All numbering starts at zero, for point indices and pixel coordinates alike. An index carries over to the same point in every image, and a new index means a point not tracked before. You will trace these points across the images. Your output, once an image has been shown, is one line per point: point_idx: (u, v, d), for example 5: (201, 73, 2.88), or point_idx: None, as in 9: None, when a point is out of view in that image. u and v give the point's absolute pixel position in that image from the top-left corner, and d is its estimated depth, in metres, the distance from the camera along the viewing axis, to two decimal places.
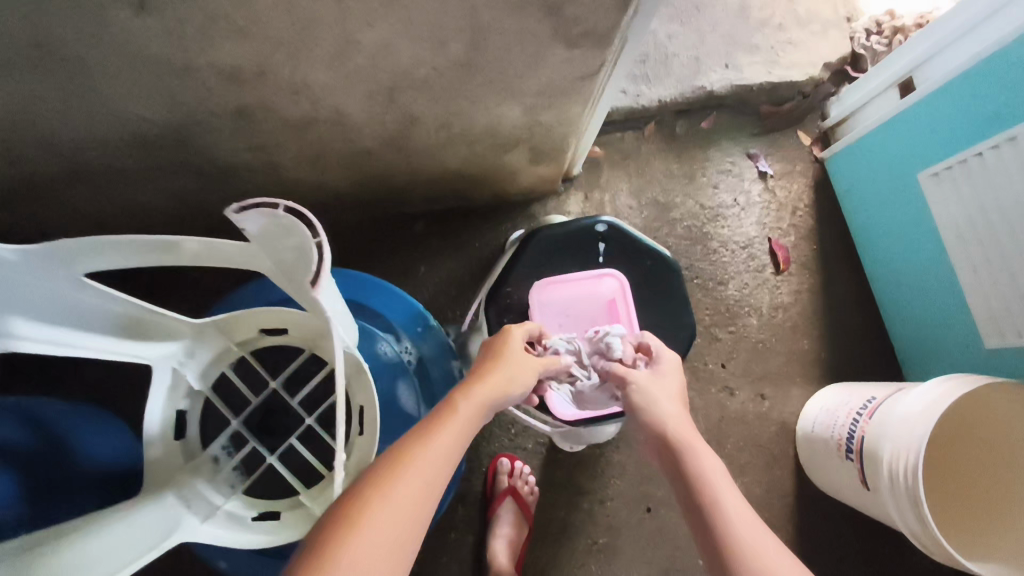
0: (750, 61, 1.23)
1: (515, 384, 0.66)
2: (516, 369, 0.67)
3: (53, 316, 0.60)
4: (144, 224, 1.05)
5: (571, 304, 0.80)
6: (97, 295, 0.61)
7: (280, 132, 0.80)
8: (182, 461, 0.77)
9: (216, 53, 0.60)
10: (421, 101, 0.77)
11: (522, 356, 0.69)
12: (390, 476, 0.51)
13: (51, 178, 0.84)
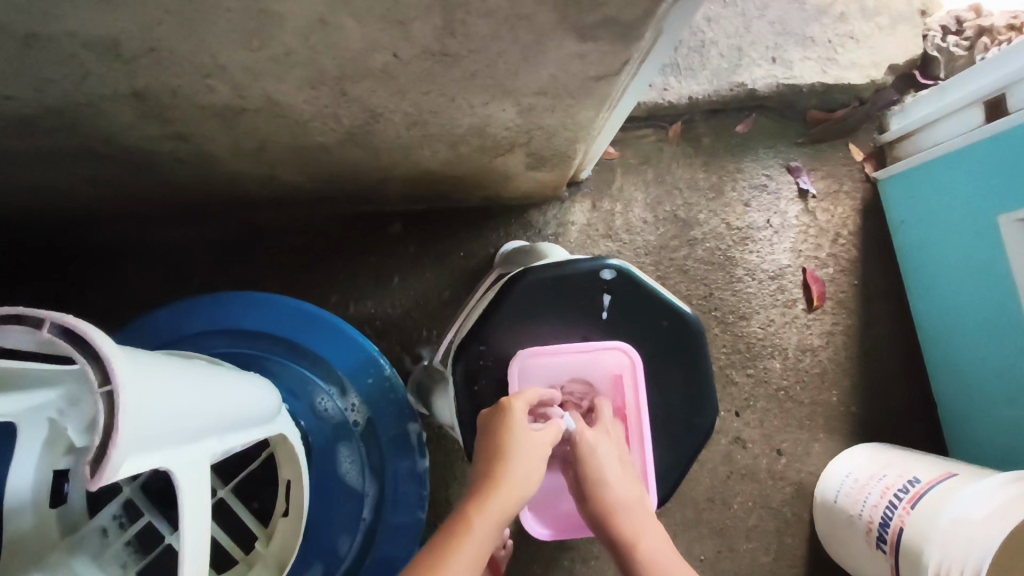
0: (801, 57, 1.03)
1: (528, 481, 0.50)
2: (531, 463, 0.51)
3: None
4: (62, 210, 0.88)
5: (562, 375, 0.62)
6: None
7: (202, 119, 0.63)
8: (58, 537, 0.59)
9: (77, 18, 0.43)
10: (381, 94, 0.59)
11: (535, 438, 0.52)
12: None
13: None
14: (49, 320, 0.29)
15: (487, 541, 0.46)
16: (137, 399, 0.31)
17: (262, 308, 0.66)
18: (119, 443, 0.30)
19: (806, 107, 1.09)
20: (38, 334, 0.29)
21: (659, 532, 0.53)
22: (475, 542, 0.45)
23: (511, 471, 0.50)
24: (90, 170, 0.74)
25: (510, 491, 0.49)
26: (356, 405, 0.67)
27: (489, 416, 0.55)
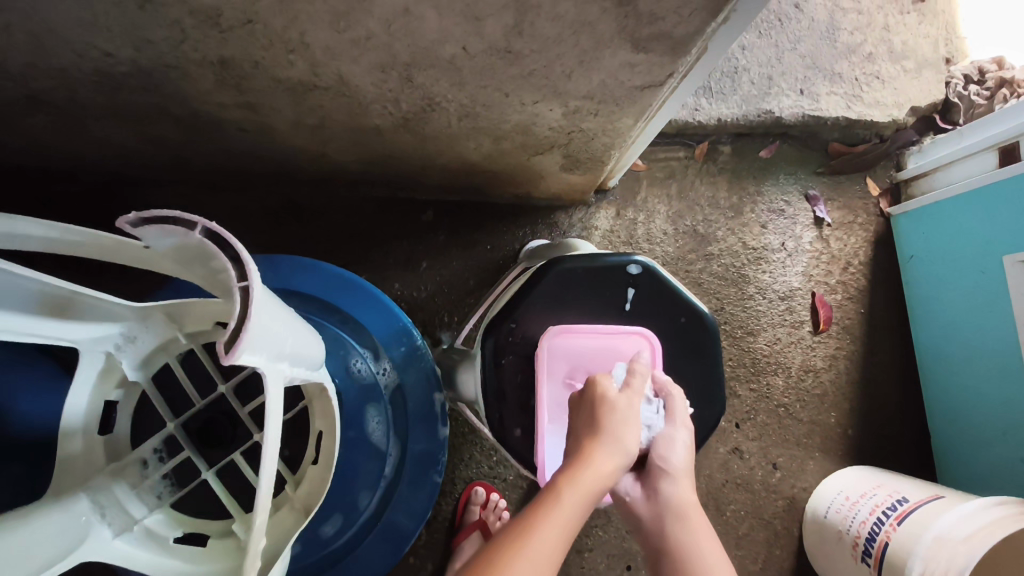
0: (828, 91, 1.09)
1: (620, 448, 0.55)
2: (622, 439, 0.55)
3: None
4: (120, 167, 0.93)
5: (586, 359, 0.67)
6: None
7: (273, 94, 0.68)
8: (104, 462, 0.64)
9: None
10: (442, 84, 0.65)
11: (625, 408, 0.57)
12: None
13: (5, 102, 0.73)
14: (200, 223, 0.36)
15: (581, 507, 0.51)
16: (258, 301, 0.37)
17: (308, 273, 0.70)
18: (249, 329, 0.36)
19: (829, 139, 1.14)
20: (188, 232, 0.36)
21: (717, 542, 0.55)
22: (572, 504, 0.50)
23: (602, 445, 0.54)
24: (157, 129, 0.79)
25: (601, 462, 0.53)
26: (388, 369, 0.71)
27: (581, 396, 0.61)
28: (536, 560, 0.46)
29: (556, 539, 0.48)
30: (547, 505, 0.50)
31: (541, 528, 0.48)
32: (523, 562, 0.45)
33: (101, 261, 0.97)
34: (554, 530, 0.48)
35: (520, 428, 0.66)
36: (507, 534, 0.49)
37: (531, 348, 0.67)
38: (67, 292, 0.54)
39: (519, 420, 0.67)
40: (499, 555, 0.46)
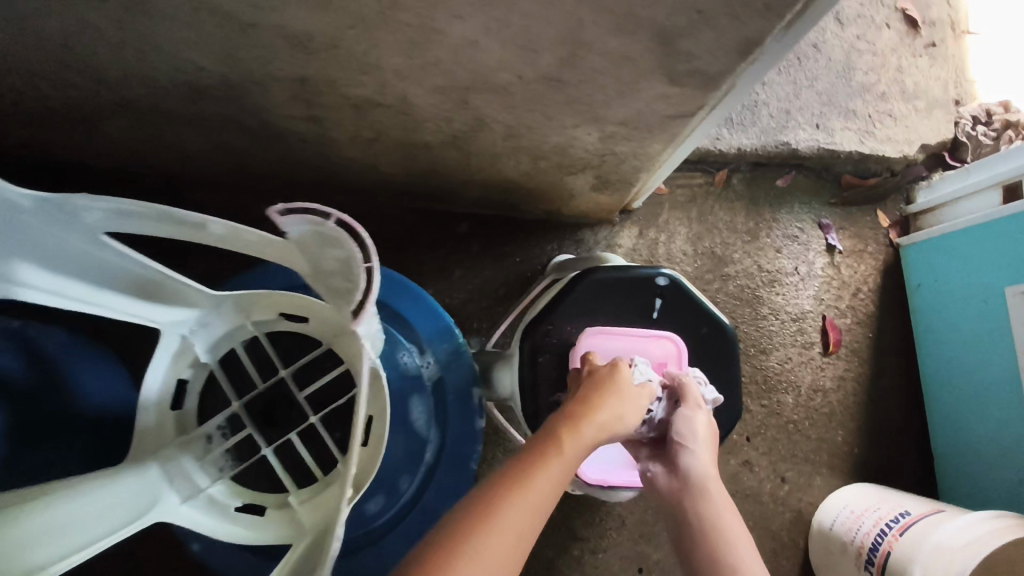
0: (842, 127, 1.16)
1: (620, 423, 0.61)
2: (626, 417, 0.61)
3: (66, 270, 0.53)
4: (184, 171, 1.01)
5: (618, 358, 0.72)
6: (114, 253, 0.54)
7: (339, 110, 0.76)
8: (174, 435, 0.72)
9: (288, 16, 0.55)
10: (494, 106, 0.72)
11: (637, 394, 0.64)
12: (489, 535, 0.44)
13: (95, 107, 0.81)
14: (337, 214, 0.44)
15: (577, 462, 0.55)
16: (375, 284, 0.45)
17: None
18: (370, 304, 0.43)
19: (842, 172, 1.21)
20: (323, 220, 0.46)
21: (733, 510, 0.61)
22: (573, 457, 0.54)
23: (608, 417, 0.59)
24: (225, 136, 0.87)
25: (602, 425, 0.59)
26: (431, 362, 0.78)
27: (599, 370, 0.66)
28: (541, 502, 0.49)
29: (557, 485, 0.51)
30: (549, 452, 0.54)
31: (544, 472, 0.51)
32: (531, 502, 0.48)
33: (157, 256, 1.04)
34: (557, 477, 0.52)
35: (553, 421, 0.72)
36: (509, 469, 0.52)
37: (565, 349, 0.73)
38: (162, 281, 0.61)
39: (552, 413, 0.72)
40: (510, 490, 0.49)
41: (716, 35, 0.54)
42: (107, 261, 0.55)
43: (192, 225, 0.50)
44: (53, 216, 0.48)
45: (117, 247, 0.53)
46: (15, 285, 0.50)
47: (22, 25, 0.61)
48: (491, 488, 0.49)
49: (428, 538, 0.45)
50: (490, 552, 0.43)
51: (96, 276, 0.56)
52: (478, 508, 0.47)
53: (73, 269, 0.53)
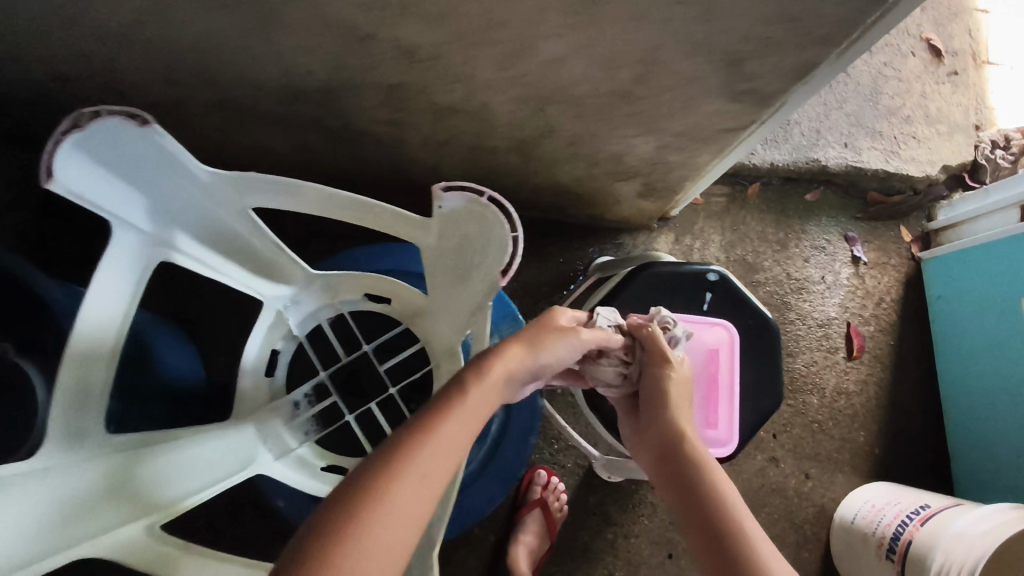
0: (869, 146, 1.24)
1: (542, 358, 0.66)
2: (544, 355, 0.66)
3: (206, 238, 0.60)
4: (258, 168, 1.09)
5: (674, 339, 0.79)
6: (248, 228, 0.61)
7: (422, 116, 0.83)
8: (266, 400, 0.80)
9: (403, 31, 0.63)
10: (567, 116, 0.79)
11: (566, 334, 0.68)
12: (400, 474, 0.50)
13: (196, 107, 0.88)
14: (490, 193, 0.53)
15: (489, 392, 0.60)
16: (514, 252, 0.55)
17: None
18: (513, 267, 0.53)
19: (867, 189, 1.28)
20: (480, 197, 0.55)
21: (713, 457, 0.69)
22: (485, 391, 0.59)
23: (522, 354, 0.65)
24: (309, 136, 0.95)
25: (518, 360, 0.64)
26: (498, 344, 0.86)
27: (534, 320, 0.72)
28: (453, 435, 0.54)
29: (468, 417, 0.57)
30: (460, 389, 0.59)
31: (456, 410, 0.57)
32: (444, 436, 0.54)
33: None
34: (469, 411, 0.57)
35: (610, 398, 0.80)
36: (427, 410, 0.57)
37: None
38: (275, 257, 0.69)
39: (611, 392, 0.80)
40: (425, 428, 0.54)
41: (780, 59, 0.62)
42: (237, 232, 0.61)
43: (329, 201, 0.56)
44: (215, 189, 0.54)
45: (253, 223, 0.60)
46: (175, 252, 0.57)
47: (159, 33, 0.68)
48: (407, 428, 0.55)
49: (347, 481, 0.51)
50: (402, 487, 0.49)
51: (223, 244, 0.63)
52: (390, 449, 0.52)
53: (210, 236, 0.60)
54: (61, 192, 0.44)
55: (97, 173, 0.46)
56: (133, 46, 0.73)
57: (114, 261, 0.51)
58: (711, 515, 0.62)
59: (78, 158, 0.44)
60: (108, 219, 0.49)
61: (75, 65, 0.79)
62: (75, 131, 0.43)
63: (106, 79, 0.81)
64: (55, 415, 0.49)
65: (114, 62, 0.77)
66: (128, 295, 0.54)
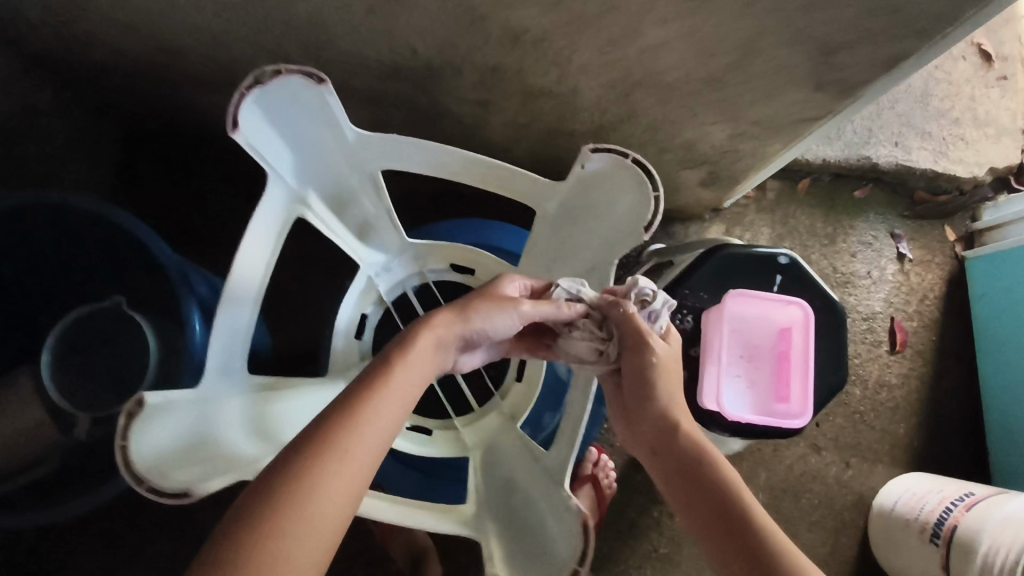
0: (919, 146, 1.27)
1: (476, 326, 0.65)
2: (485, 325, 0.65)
3: (331, 200, 0.64)
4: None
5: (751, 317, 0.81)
6: (367, 191, 0.66)
7: (509, 96, 0.87)
8: (357, 360, 0.84)
9: (519, 11, 0.66)
10: (651, 101, 0.83)
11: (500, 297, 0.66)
12: (319, 466, 0.49)
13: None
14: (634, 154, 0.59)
15: (415, 375, 0.59)
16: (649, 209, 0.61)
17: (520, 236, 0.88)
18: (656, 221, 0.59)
19: (914, 188, 1.32)
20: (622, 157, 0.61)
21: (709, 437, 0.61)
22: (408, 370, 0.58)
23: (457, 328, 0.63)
24: (391, 115, 0.99)
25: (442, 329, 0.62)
26: None
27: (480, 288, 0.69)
28: (376, 421, 0.54)
29: (393, 400, 0.56)
30: (387, 371, 0.57)
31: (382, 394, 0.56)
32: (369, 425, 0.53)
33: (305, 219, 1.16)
34: (396, 396, 0.56)
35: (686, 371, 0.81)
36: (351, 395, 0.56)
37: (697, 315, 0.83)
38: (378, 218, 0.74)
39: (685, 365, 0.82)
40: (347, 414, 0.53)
41: (873, 49, 0.65)
42: (355, 196, 0.66)
43: (455, 161, 0.60)
44: (348, 148, 0.58)
45: (372, 186, 0.64)
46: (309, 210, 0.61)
47: (280, 8, 0.72)
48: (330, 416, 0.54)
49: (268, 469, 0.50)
50: (325, 480, 0.49)
51: (343, 209, 0.66)
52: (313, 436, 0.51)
53: (334, 199, 0.64)
54: (237, 142, 0.48)
55: (262, 126, 0.51)
56: (248, 20, 0.77)
57: (267, 211, 0.55)
58: (721, 496, 0.55)
59: (250, 109, 0.49)
60: (268, 172, 0.53)
61: (181, 38, 0.83)
62: (253, 82, 0.47)
63: (210, 52, 0.85)
64: (214, 342, 0.55)
65: (223, 37, 0.81)
66: (270, 246, 0.58)
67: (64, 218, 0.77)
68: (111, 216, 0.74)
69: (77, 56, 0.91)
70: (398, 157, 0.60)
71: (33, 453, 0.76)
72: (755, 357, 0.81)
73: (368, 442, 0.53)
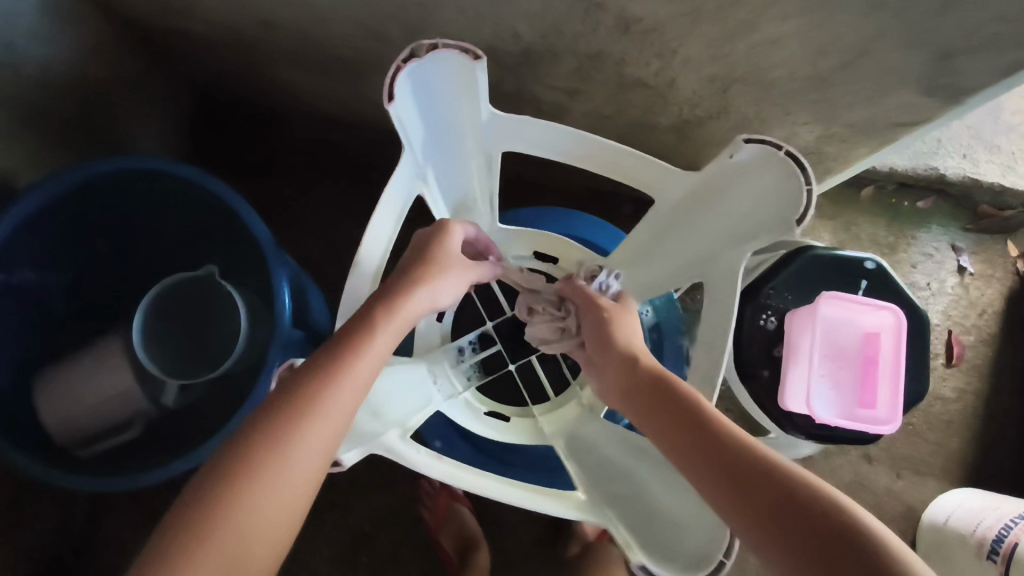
0: (987, 159, 1.26)
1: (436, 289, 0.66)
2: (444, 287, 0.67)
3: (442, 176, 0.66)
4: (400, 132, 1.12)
5: (840, 320, 0.79)
6: (478, 168, 0.68)
7: (600, 86, 0.87)
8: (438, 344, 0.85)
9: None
10: (746, 99, 0.83)
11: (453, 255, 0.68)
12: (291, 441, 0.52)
13: (375, 65, 0.92)
14: (789, 147, 0.51)
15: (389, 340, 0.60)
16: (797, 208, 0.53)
17: (603, 229, 0.88)
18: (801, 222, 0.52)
19: (979, 202, 1.30)
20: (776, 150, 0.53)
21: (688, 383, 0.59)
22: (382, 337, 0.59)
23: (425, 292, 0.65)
24: None
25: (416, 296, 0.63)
26: (651, 311, 0.88)
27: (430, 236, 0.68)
28: (349, 392, 0.56)
29: (368, 369, 0.57)
30: (363, 337, 0.59)
31: (355, 361, 0.57)
32: (342, 398, 0.55)
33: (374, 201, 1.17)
34: (364, 367, 0.57)
35: (767, 370, 0.81)
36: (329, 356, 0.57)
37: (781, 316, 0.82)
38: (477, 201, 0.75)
39: (767, 364, 0.81)
40: (319, 385, 0.55)
41: (994, 57, 0.64)
42: (463, 173, 0.68)
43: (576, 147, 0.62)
44: (474, 126, 0.61)
45: (483, 164, 0.67)
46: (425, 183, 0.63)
47: None
48: (301, 381, 0.55)
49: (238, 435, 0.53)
50: (297, 455, 0.52)
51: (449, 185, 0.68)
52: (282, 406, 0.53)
53: (444, 174, 0.66)
54: (391, 109, 0.50)
55: (410, 96, 0.53)
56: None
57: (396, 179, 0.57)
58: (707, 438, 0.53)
59: (405, 78, 0.51)
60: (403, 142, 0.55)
61: (279, 14, 0.83)
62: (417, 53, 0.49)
63: (303, 29, 0.85)
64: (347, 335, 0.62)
65: (322, 14, 0.81)
66: (389, 213, 0.60)
67: (163, 183, 0.81)
68: (207, 184, 0.77)
69: (166, 27, 0.91)
70: (519, 137, 0.62)
71: (123, 417, 0.77)
72: (841, 360, 0.80)
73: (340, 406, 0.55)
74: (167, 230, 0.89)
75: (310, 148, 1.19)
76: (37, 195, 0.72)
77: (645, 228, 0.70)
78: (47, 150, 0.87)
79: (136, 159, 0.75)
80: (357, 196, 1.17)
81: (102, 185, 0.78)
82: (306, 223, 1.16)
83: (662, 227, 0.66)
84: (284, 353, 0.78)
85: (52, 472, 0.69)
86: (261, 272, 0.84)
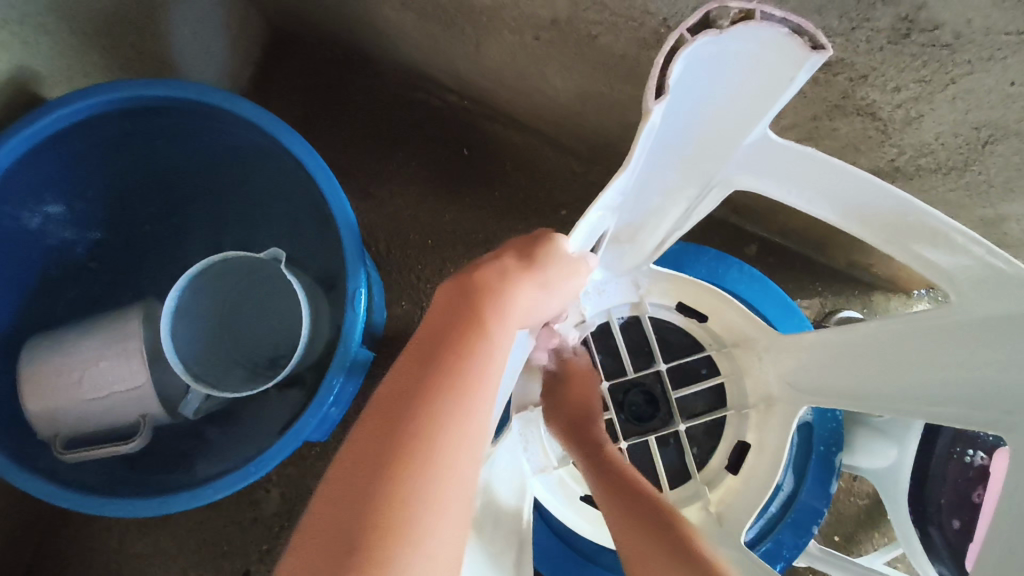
0: None
1: (550, 303, 0.52)
2: (561, 295, 0.51)
3: (637, 200, 0.50)
4: (507, 108, 0.92)
5: None
6: (679, 194, 0.52)
7: (803, 103, 0.65)
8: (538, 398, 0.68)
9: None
10: (1005, 159, 0.61)
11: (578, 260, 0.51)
12: (425, 502, 0.38)
13: (508, 25, 0.70)
14: None
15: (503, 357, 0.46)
16: None
17: (760, 284, 0.70)
18: None
19: None
20: None
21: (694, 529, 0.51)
22: (499, 354, 0.45)
23: (540, 295, 0.49)
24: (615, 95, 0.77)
25: (530, 304, 0.49)
26: (809, 412, 0.68)
27: (536, 235, 0.52)
28: (479, 427, 0.42)
29: (486, 392, 0.43)
30: (472, 353, 0.44)
31: (480, 385, 0.43)
32: (461, 448, 0.41)
33: (461, 183, 0.97)
34: (483, 398, 0.43)
35: (959, 520, 0.62)
36: (442, 381, 0.42)
37: (989, 456, 0.63)
38: (648, 236, 0.59)
39: (958, 513, 0.63)
40: (430, 421, 0.40)
41: None
42: (658, 206, 0.53)
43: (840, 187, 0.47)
44: (717, 139, 0.45)
45: (692, 195, 0.52)
46: (622, 201, 0.47)
47: None
48: (409, 417, 0.40)
49: (338, 492, 0.38)
50: (424, 526, 0.38)
51: (636, 215, 0.54)
52: (405, 463, 0.38)
53: (640, 203, 0.51)
54: (654, 108, 0.37)
55: (677, 95, 0.39)
56: None
57: (610, 189, 0.41)
58: None
59: (688, 64, 0.37)
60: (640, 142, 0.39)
61: None
62: (723, 31, 0.35)
63: None
64: None
65: None
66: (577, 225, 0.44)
67: (223, 123, 0.63)
68: (279, 135, 0.59)
69: None
70: (768, 167, 0.47)
71: (126, 421, 0.61)
72: None
73: (463, 450, 0.41)
74: (221, 191, 0.72)
75: (392, 107, 0.99)
76: (55, 116, 0.56)
77: (895, 334, 0.49)
78: (71, 56, 0.66)
79: (187, 91, 0.58)
80: (440, 174, 0.98)
81: (143, 111, 0.60)
82: (374, 194, 0.98)
83: (939, 335, 0.46)
84: (346, 378, 0.60)
85: (16, 471, 0.54)
86: (332, 256, 0.66)
